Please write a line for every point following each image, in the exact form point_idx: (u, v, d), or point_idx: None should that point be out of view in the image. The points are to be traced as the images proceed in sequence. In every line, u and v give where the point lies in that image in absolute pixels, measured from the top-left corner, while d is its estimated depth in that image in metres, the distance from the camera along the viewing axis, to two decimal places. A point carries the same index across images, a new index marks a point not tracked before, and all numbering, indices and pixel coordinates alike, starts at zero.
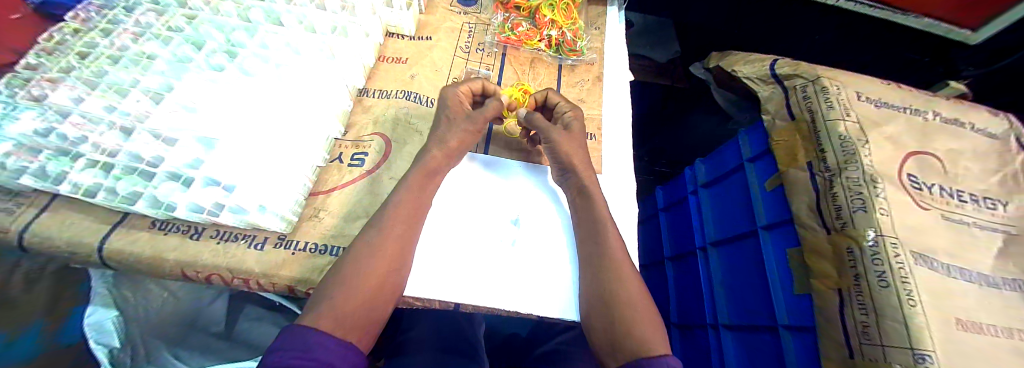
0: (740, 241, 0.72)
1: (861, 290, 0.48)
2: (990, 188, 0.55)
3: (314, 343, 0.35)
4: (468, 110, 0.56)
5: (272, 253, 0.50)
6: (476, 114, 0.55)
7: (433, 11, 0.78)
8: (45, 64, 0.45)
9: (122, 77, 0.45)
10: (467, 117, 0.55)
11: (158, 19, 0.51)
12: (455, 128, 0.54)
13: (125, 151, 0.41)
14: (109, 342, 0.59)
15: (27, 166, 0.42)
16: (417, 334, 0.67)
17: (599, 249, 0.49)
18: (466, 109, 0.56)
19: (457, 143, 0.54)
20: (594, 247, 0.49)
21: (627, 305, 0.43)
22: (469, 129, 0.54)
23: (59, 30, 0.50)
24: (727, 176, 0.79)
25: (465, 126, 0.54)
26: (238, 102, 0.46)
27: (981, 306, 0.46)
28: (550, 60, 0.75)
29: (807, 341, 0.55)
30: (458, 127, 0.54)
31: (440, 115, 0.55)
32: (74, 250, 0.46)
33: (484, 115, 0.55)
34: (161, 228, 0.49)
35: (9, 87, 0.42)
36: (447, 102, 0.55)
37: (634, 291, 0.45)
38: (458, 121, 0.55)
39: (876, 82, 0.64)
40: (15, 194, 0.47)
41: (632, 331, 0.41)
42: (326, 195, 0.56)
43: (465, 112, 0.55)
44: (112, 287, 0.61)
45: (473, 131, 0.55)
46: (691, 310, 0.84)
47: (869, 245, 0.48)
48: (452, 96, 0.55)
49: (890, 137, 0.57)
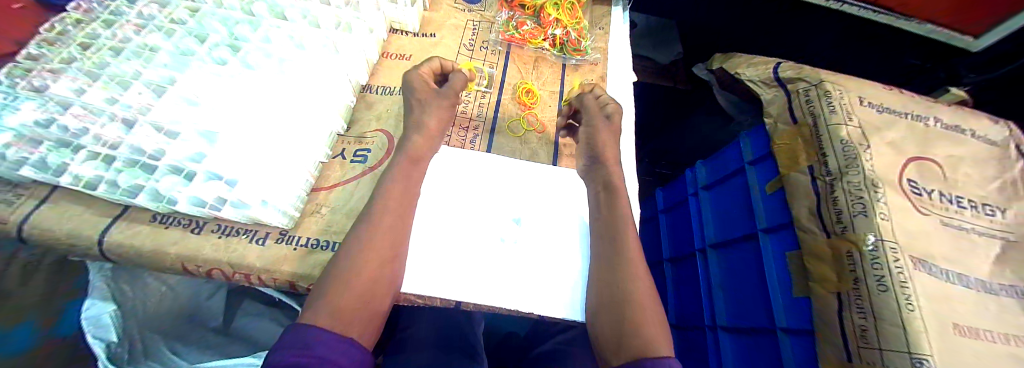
0: (739, 243, 0.72)
1: (860, 294, 0.48)
2: (989, 194, 0.56)
3: (315, 341, 0.35)
4: (434, 88, 0.57)
5: (274, 249, 0.50)
6: (443, 90, 0.56)
7: (437, 8, 0.78)
8: (46, 55, 0.45)
9: (123, 69, 0.44)
10: (434, 94, 0.56)
11: (161, 11, 0.51)
12: (427, 109, 0.55)
13: (126, 144, 0.41)
14: (105, 336, 0.56)
15: (27, 157, 0.41)
16: (415, 331, 0.67)
17: (614, 250, 0.48)
18: (433, 87, 0.57)
19: (436, 126, 0.55)
20: (611, 245, 0.49)
21: (635, 306, 0.43)
22: (444, 106, 0.56)
23: (60, 21, 0.49)
24: (726, 179, 0.79)
25: (435, 103, 0.55)
26: (241, 96, 0.46)
27: (978, 313, 0.47)
28: (554, 59, 0.75)
29: (805, 344, 0.55)
30: (430, 107, 0.55)
31: (409, 97, 0.56)
32: (74, 242, 0.46)
33: (452, 90, 0.57)
34: (161, 222, 0.49)
35: (9, 77, 0.42)
36: (413, 85, 0.55)
37: (644, 293, 0.44)
38: (429, 100, 0.55)
39: (879, 87, 0.65)
40: (14, 185, 0.47)
41: (639, 331, 0.41)
42: (328, 191, 0.56)
43: (431, 90, 0.56)
44: (111, 281, 0.60)
45: (444, 110, 0.56)
46: (689, 311, 0.84)
47: (869, 250, 0.48)
48: (416, 77, 0.56)
49: (891, 143, 0.57)
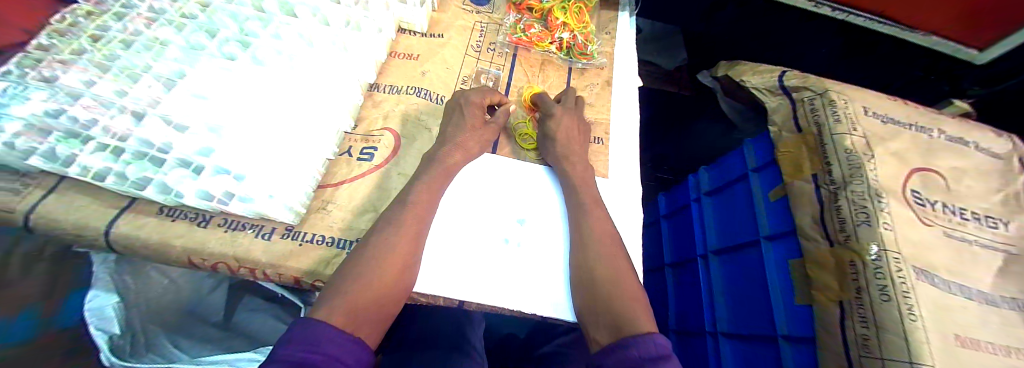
0: (742, 250, 0.72)
1: (862, 303, 0.48)
2: (992, 207, 0.56)
3: (321, 335, 0.35)
4: (484, 119, 0.59)
5: (280, 244, 0.50)
6: (491, 124, 0.59)
7: (445, 8, 0.78)
8: (57, 46, 0.45)
9: (134, 62, 0.45)
10: (484, 126, 0.58)
11: (172, 6, 0.51)
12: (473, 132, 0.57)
13: (136, 137, 0.41)
14: (108, 328, 0.57)
15: (36, 147, 0.41)
16: (415, 330, 0.67)
17: (580, 238, 0.50)
18: (484, 119, 0.59)
19: (477, 148, 0.57)
20: (578, 234, 0.51)
21: (605, 282, 0.45)
22: (485, 135, 0.58)
23: (72, 12, 0.49)
24: (730, 185, 0.80)
25: (482, 129, 0.58)
26: (247, 92, 0.47)
27: (981, 325, 0.47)
28: (560, 63, 0.75)
29: (807, 352, 0.55)
30: (477, 131, 0.58)
31: (455, 121, 0.58)
32: (81, 233, 0.46)
33: (498, 126, 0.60)
34: (168, 215, 0.49)
35: (20, 67, 0.42)
36: (465, 114, 0.57)
37: (616, 268, 0.46)
38: (477, 129, 0.58)
39: (884, 97, 0.65)
40: (21, 175, 0.47)
41: (612, 306, 0.43)
42: (334, 189, 0.56)
43: (482, 117, 0.59)
44: (113, 273, 0.61)
45: (488, 135, 0.59)
46: (690, 316, 0.84)
47: (872, 259, 0.49)
48: (469, 102, 0.58)
49: (896, 153, 0.57)
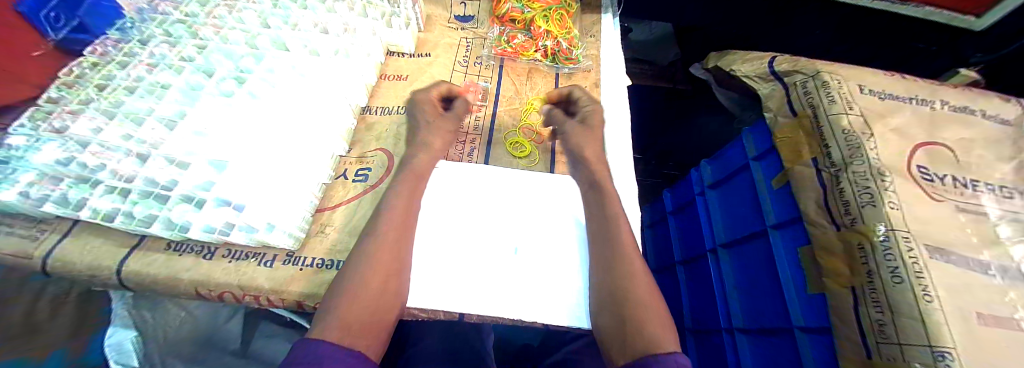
0: (750, 241, 0.71)
1: (875, 287, 0.46)
2: (1006, 176, 0.53)
3: (325, 355, 0.35)
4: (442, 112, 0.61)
5: (281, 270, 0.51)
6: (448, 115, 0.60)
7: (431, 28, 0.80)
8: (66, 97, 0.49)
9: (138, 106, 0.48)
10: (441, 118, 0.59)
11: (171, 51, 0.54)
12: (436, 130, 0.58)
13: (142, 177, 0.44)
14: (128, 362, 0.56)
15: (49, 194, 0.44)
16: (424, 347, 0.67)
17: (611, 247, 0.48)
18: (441, 112, 0.60)
19: (441, 145, 0.58)
20: (607, 241, 0.49)
21: (630, 300, 0.43)
22: (448, 130, 0.59)
23: (78, 65, 0.53)
24: (733, 176, 0.78)
25: (442, 126, 0.59)
26: (245, 125, 0.49)
27: (1005, 300, 0.44)
28: (547, 70, 0.76)
29: (822, 341, 0.53)
30: (437, 128, 0.58)
31: (418, 120, 0.59)
32: (95, 273, 0.48)
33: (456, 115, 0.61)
34: (175, 250, 0.51)
35: (32, 120, 0.45)
36: (423, 107, 0.59)
37: (640, 287, 0.44)
38: (435, 123, 0.59)
39: (878, 73, 0.63)
40: (38, 221, 0.50)
41: (641, 327, 0.40)
42: (332, 211, 0.57)
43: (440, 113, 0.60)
44: (132, 309, 0.62)
45: (449, 131, 0.59)
46: (707, 314, 0.81)
47: (881, 240, 0.47)
48: (425, 100, 0.59)
49: (896, 129, 0.56)
